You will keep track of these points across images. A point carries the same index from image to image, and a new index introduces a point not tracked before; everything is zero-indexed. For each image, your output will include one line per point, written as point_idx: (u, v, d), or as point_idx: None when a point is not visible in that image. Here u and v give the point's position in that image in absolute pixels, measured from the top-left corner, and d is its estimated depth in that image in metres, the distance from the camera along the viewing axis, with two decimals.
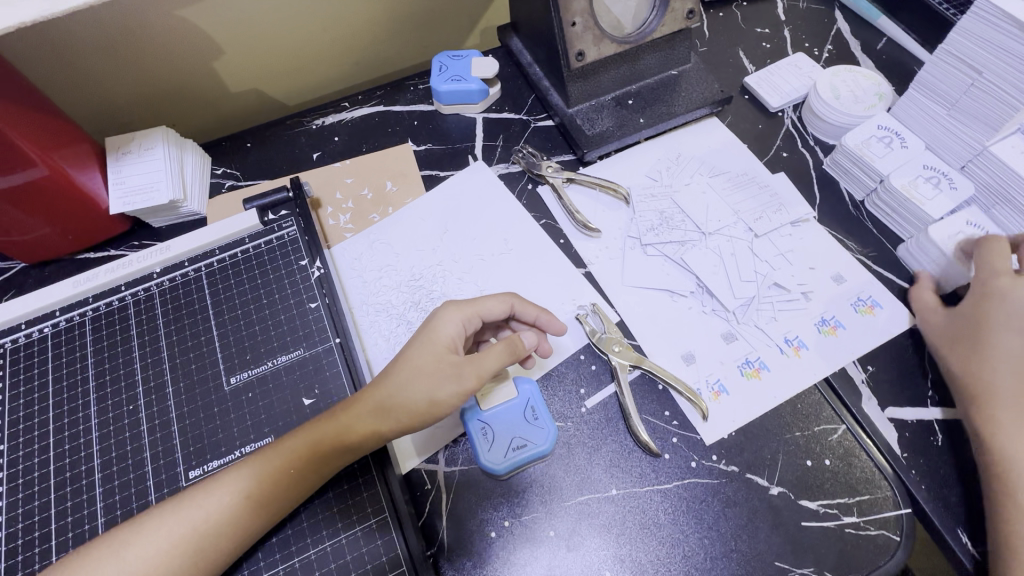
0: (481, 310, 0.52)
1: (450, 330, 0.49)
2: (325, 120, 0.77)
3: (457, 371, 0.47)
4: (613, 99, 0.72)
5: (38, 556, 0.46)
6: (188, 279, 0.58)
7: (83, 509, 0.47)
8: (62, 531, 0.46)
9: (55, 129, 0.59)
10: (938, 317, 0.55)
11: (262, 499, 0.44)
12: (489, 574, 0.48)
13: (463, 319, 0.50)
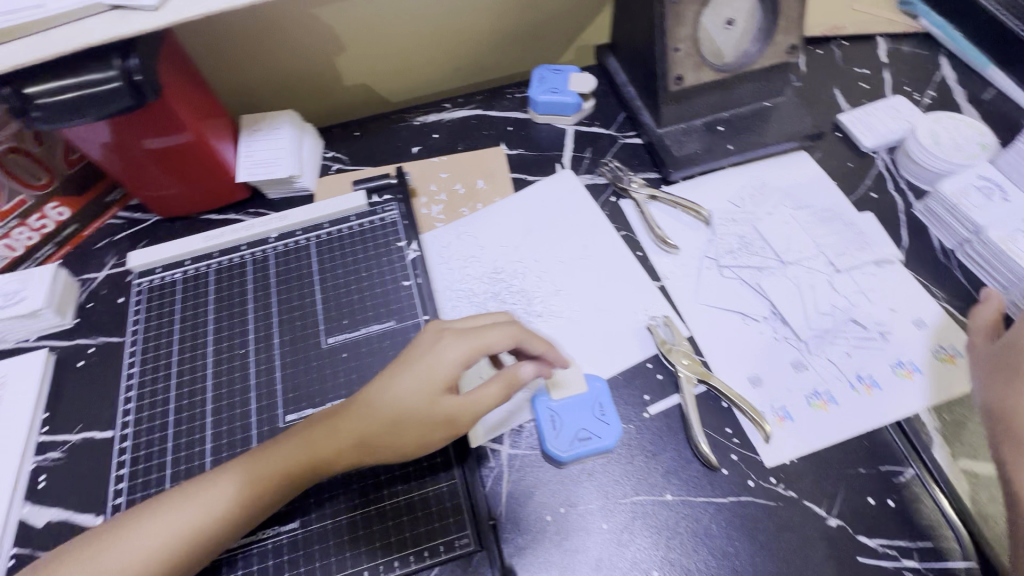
0: (489, 344, 0.50)
1: (453, 365, 0.49)
2: (426, 117, 0.84)
3: (454, 410, 0.48)
4: (703, 124, 0.74)
5: (156, 467, 0.53)
6: (299, 246, 0.64)
7: (196, 433, 0.54)
8: (178, 449, 0.53)
9: (207, 103, 0.68)
10: (982, 352, 0.54)
11: (261, 502, 0.47)
12: (543, 554, 0.51)
13: (467, 355, 0.49)
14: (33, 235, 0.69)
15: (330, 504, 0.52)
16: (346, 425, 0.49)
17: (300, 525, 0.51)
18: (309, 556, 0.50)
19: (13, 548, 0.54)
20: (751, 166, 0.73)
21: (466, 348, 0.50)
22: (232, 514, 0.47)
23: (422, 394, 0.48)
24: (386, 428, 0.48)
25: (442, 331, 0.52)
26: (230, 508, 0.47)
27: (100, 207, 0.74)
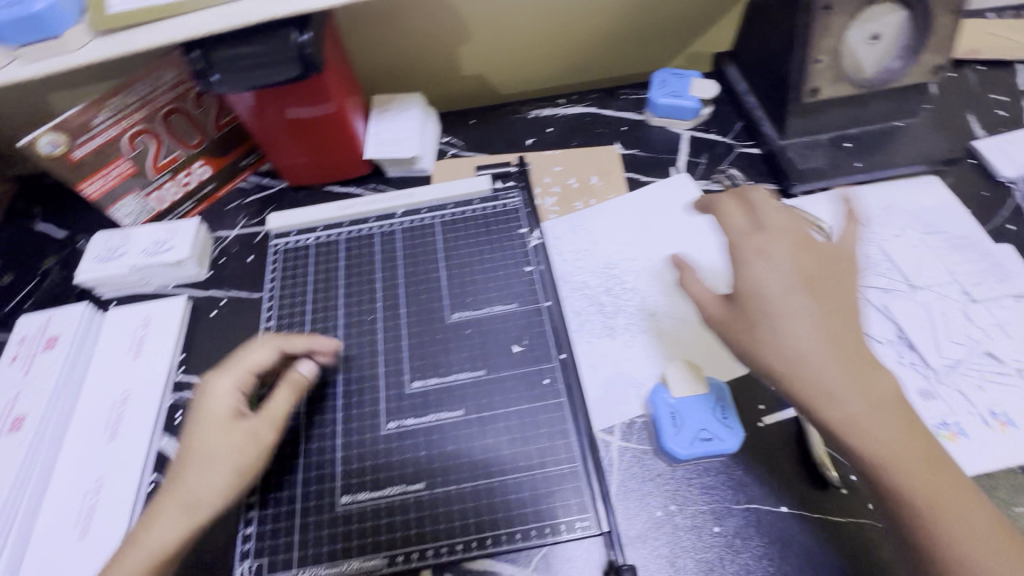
0: (251, 364, 0.52)
1: (227, 396, 0.50)
2: (541, 111, 0.85)
3: (247, 432, 0.49)
4: (829, 139, 0.73)
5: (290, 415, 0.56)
6: (425, 223, 0.67)
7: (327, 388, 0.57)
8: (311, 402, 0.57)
9: (350, 81, 0.72)
10: (718, 310, 0.50)
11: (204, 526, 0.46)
12: (653, 552, 0.50)
13: (234, 383, 0.51)
14: (179, 191, 0.74)
15: (453, 471, 0.51)
16: (197, 444, 0.48)
17: (422, 488, 0.50)
18: (425, 521, 0.49)
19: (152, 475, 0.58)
20: (877, 186, 0.71)
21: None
22: (188, 501, 0.46)
23: (216, 426, 0.48)
24: (225, 429, 0.48)
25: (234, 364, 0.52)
26: (189, 494, 0.46)
27: (235, 171, 0.78)
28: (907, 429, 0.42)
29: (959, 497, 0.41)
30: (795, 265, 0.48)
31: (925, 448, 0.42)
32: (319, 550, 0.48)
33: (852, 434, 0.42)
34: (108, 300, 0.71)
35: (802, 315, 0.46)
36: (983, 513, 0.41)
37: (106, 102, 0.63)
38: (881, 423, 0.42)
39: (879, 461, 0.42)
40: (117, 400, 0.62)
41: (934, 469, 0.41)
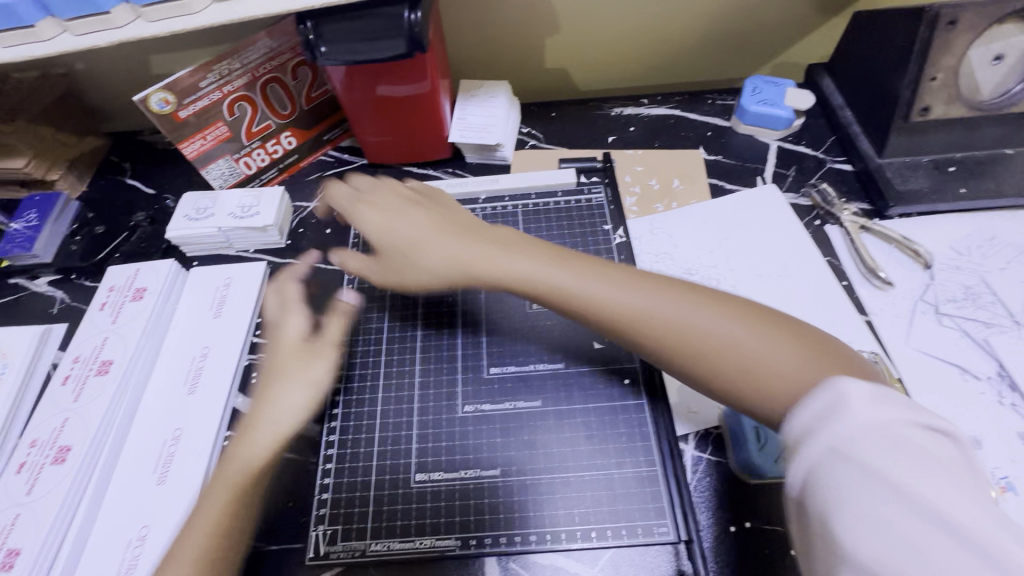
0: (294, 299, 0.59)
1: (300, 317, 0.56)
2: (623, 110, 0.84)
3: (313, 357, 0.54)
4: (931, 161, 0.70)
5: (368, 388, 0.57)
6: (507, 211, 0.67)
7: (406, 364, 0.58)
8: (388, 376, 0.57)
9: (444, 65, 0.73)
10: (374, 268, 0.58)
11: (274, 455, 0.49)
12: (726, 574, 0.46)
13: (302, 316, 0.57)
14: (266, 159, 0.76)
15: (527, 461, 0.51)
16: (273, 367, 0.53)
17: (496, 474, 0.51)
18: (498, 507, 0.50)
19: (226, 432, 0.60)
20: (980, 215, 0.68)
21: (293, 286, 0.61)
22: (287, 409, 0.51)
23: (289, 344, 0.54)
24: (303, 352, 0.54)
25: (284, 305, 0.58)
26: (283, 405, 0.51)
27: (318, 143, 0.80)
28: (638, 284, 0.48)
29: (759, 329, 0.44)
30: (399, 200, 0.62)
31: (732, 312, 0.45)
32: (392, 524, 0.49)
33: (651, 336, 0.46)
34: (191, 259, 0.73)
35: (525, 262, 0.52)
36: (771, 337, 0.43)
37: (214, 65, 0.64)
38: (626, 294, 0.48)
39: (728, 350, 0.43)
40: (197, 355, 0.64)
41: (749, 325, 0.44)
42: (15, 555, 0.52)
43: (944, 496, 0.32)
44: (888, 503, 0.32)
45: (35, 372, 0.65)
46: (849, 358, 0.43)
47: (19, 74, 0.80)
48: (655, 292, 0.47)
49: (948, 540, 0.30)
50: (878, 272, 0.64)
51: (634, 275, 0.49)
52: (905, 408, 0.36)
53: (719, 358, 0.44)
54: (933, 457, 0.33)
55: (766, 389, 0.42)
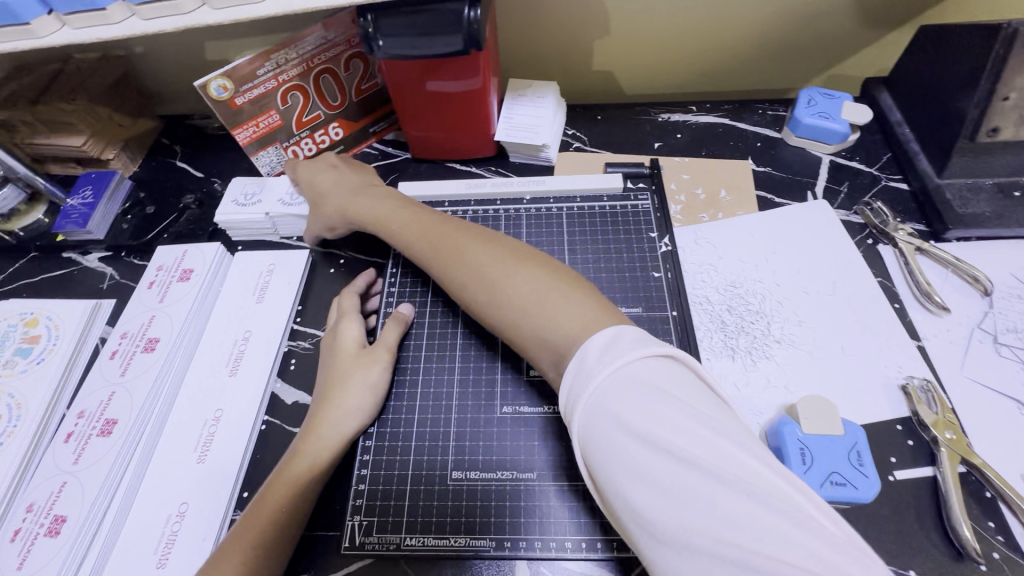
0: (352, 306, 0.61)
1: (354, 325, 0.59)
2: (670, 116, 0.83)
3: (372, 357, 0.56)
4: (995, 184, 0.67)
5: (407, 381, 0.57)
6: (551, 213, 0.67)
7: (445, 360, 0.58)
8: (428, 372, 0.58)
9: (494, 63, 0.73)
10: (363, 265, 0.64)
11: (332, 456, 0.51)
12: None
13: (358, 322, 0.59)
14: (313, 148, 0.77)
15: (564, 466, 0.51)
16: (334, 373, 0.55)
17: (532, 477, 0.51)
18: (533, 510, 0.49)
19: (264, 416, 0.61)
20: None
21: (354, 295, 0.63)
22: (351, 410, 0.53)
23: (350, 349, 0.57)
24: (360, 357, 0.56)
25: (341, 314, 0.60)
26: (349, 407, 0.53)
27: (363, 135, 0.81)
28: (486, 244, 0.54)
29: (548, 278, 0.48)
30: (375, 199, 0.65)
31: (525, 261, 0.51)
32: (427, 520, 0.49)
33: (464, 266, 0.53)
34: (236, 243, 0.74)
35: (459, 241, 0.56)
36: (501, 259, 0.52)
37: (272, 54, 0.65)
38: (475, 252, 0.53)
39: (493, 275, 0.51)
40: (239, 338, 0.65)
41: (592, 311, 0.44)
42: (61, 521, 0.54)
43: (693, 443, 0.33)
44: (629, 446, 0.35)
45: (85, 344, 0.67)
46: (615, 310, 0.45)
47: (80, 55, 0.83)
48: (494, 248, 0.53)
49: (710, 486, 0.32)
50: (934, 297, 0.61)
51: (501, 245, 0.54)
52: (637, 345, 0.38)
53: (529, 320, 0.47)
54: (671, 395, 0.36)
55: (531, 316, 0.47)
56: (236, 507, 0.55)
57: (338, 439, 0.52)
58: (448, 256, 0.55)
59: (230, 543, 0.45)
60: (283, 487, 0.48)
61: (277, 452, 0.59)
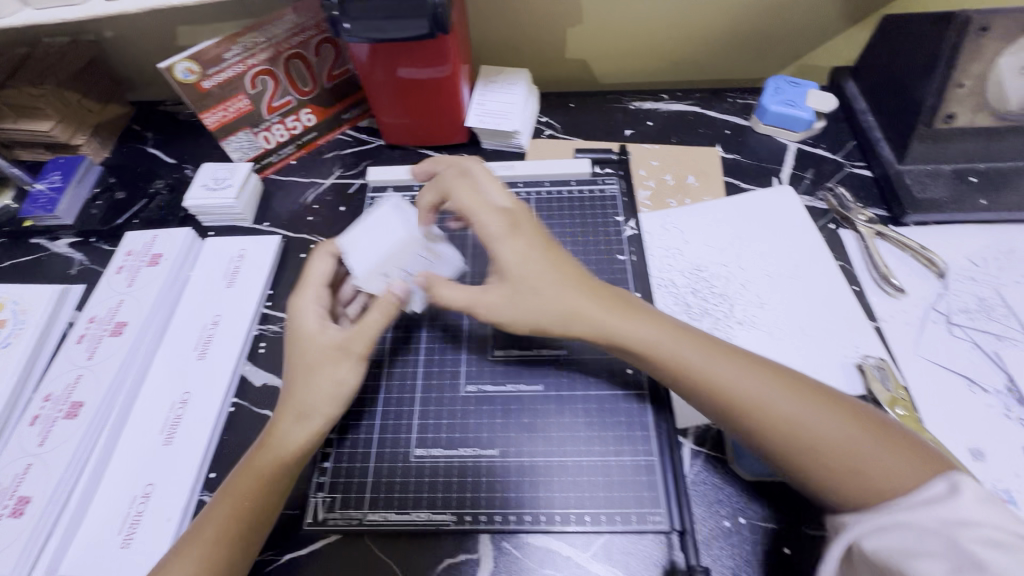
0: (314, 276, 0.56)
1: (311, 307, 0.53)
2: (642, 104, 0.84)
3: (342, 351, 0.51)
4: (953, 170, 0.69)
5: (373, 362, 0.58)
6: (519, 197, 0.69)
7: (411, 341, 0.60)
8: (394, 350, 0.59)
9: (466, 50, 0.73)
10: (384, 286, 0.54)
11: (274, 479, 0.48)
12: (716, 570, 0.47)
13: (311, 295, 0.55)
14: (284, 134, 0.77)
15: (527, 443, 0.52)
16: (298, 362, 0.52)
17: (495, 454, 0.52)
18: (494, 486, 0.50)
19: (232, 399, 0.61)
20: (1000, 227, 0.66)
21: (326, 257, 0.57)
22: (304, 410, 0.50)
23: (316, 345, 0.52)
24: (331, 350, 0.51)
25: (302, 288, 0.55)
26: (303, 403, 0.50)
27: (337, 122, 0.81)
28: (671, 331, 0.51)
29: (834, 415, 0.44)
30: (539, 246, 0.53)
31: (790, 388, 0.46)
32: (389, 497, 0.50)
33: (719, 391, 0.47)
34: (207, 228, 0.74)
35: (583, 296, 0.52)
36: (776, 376, 0.47)
37: (239, 37, 0.65)
38: (686, 351, 0.49)
39: (756, 403, 0.45)
40: (208, 323, 0.65)
41: (849, 423, 0.44)
42: (26, 502, 0.54)
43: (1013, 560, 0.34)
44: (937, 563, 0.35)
45: (53, 329, 0.66)
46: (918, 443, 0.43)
47: (48, 39, 0.82)
48: (712, 350, 0.49)
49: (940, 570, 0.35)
50: (890, 279, 0.63)
51: (689, 335, 0.50)
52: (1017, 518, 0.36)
53: (795, 436, 0.44)
54: (923, 497, 0.38)
55: (860, 478, 0.41)
56: (203, 488, 0.56)
57: (295, 447, 0.49)
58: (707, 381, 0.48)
59: (182, 551, 0.44)
60: (239, 490, 0.47)
61: (245, 433, 0.59)
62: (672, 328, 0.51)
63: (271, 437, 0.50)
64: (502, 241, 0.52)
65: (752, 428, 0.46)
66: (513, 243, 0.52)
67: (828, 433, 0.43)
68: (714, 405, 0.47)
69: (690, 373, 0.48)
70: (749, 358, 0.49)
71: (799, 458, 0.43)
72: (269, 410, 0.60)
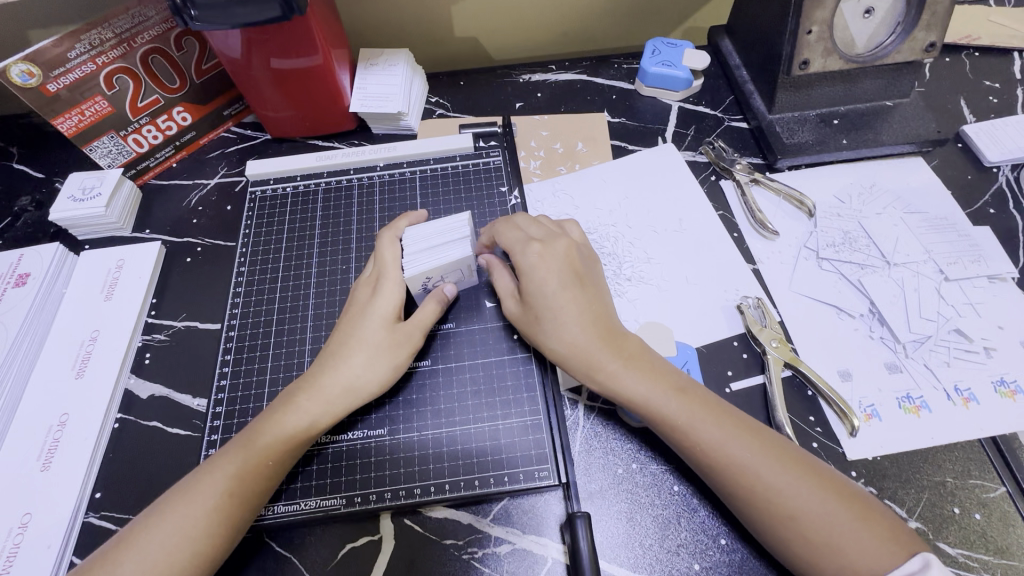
0: (393, 259, 0.56)
1: (398, 295, 0.55)
2: (531, 76, 0.84)
3: (405, 336, 0.54)
4: (817, 115, 0.72)
5: (260, 359, 0.60)
6: (405, 177, 0.71)
7: (297, 334, 0.61)
8: (278, 346, 0.60)
9: (334, 29, 0.70)
10: (364, 282, 0.57)
11: (261, 475, 0.48)
12: (611, 519, 0.50)
13: (398, 284, 0.55)
14: (158, 136, 0.73)
15: (414, 420, 0.54)
16: (360, 336, 0.53)
17: (383, 434, 0.53)
18: (384, 466, 0.52)
19: (118, 414, 0.58)
20: (861, 164, 0.71)
21: (394, 240, 0.58)
22: (350, 388, 0.51)
23: (379, 325, 0.53)
24: (392, 331, 0.54)
25: (382, 274, 0.56)
26: (353, 376, 0.52)
27: (218, 119, 0.78)
28: (650, 377, 0.50)
29: (809, 479, 0.45)
30: (564, 276, 0.53)
31: (767, 446, 0.46)
32: (279, 490, 0.51)
33: (695, 447, 0.47)
34: (82, 242, 0.70)
35: (568, 331, 0.52)
36: (733, 425, 0.47)
37: (82, 34, 0.61)
38: (660, 403, 0.49)
39: (721, 455, 0.46)
40: (85, 339, 0.61)
41: (822, 491, 0.44)
42: None
43: None
44: None
45: None
46: (874, 507, 0.44)
47: None
48: (687, 400, 0.49)
49: None
50: (766, 223, 0.66)
51: (673, 383, 0.50)
52: None
53: (775, 495, 0.44)
54: None
55: (805, 536, 0.43)
56: (88, 509, 0.53)
57: (330, 417, 0.51)
58: (683, 430, 0.48)
59: (203, 477, 0.47)
60: (268, 439, 0.49)
61: (132, 447, 0.57)
62: (640, 362, 0.51)
63: (278, 415, 0.50)
64: (533, 265, 0.54)
65: (728, 485, 0.46)
66: (546, 277, 0.53)
67: (784, 488, 0.44)
68: (683, 448, 0.48)
69: (650, 405, 0.49)
70: (724, 412, 0.48)
71: (749, 506, 0.45)
72: (157, 421, 0.58)
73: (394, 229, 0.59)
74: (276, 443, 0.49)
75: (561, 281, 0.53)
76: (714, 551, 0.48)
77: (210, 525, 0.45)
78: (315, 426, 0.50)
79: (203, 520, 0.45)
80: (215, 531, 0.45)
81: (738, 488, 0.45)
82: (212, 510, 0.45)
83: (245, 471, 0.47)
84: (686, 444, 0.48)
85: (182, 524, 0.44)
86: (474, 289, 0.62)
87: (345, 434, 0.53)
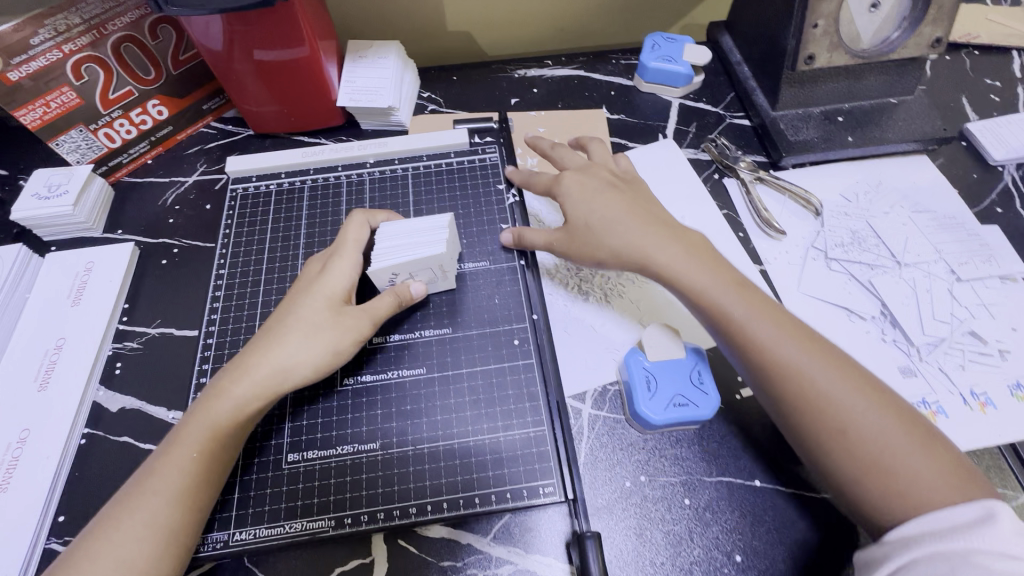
0: (353, 241, 0.54)
1: (349, 276, 0.52)
2: (527, 72, 0.81)
3: (348, 318, 0.50)
4: (822, 112, 0.70)
5: None
6: (397, 173, 0.67)
7: None
8: None
9: (322, 20, 0.67)
10: (317, 262, 0.54)
11: (202, 475, 0.44)
12: (620, 537, 0.46)
13: (352, 268, 0.53)
14: (131, 130, 0.69)
15: (409, 433, 0.50)
16: (299, 312, 0.50)
17: (376, 449, 0.50)
18: (377, 483, 0.48)
19: (85, 429, 0.54)
20: (868, 162, 0.69)
21: (365, 226, 0.56)
22: (275, 369, 0.47)
23: (322, 303, 0.50)
24: (334, 312, 0.50)
25: (336, 252, 0.53)
26: (282, 356, 0.48)
27: (197, 114, 0.74)
28: (706, 269, 0.50)
29: (868, 394, 0.42)
30: (605, 186, 0.56)
31: (825, 354, 0.44)
32: (260, 512, 0.47)
33: (746, 343, 0.46)
34: (48, 243, 0.65)
35: (617, 226, 0.53)
36: (791, 330, 0.46)
37: (47, 18, 0.57)
38: (716, 296, 0.48)
39: (771, 354, 0.45)
40: (50, 348, 0.57)
41: (878, 405, 0.42)
42: None
43: None
44: None
45: None
46: (935, 437, 0.41)
47: None
48: (746, 297, 0.48)
49: None
50: (772, 222, 0.63)
51: (734, 280, 0.50)
52: None
53: (827, 402, 0.42)
54: None
55: (849, 444, 0.41)
56: (50, 534, 0.49)
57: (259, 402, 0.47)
58: (735, 327, 0.47)
59: (136, 490, 0.43)
60: (200, 435, 0.45)
61: (100, 465, 0.52)
62: (696, 258, 0.51)
63: (207, 406, 0.46)
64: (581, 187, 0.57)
65: (780, 384, 0.44)
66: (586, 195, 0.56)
67: (840, 398, 0.42)
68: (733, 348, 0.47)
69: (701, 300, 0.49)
70: (784, 316, 0.47)
71: (794, 411, 0.43)
72: (127, 436, 0.54)
73: (368, 215, 0.57)
74: (208, 437, 0.45)
75: (601, 192, 0.56)
76: (729, 568, 0.45)
77: (156, 539, 0.41)
78: (242, 411, 0.46)
79: (147, 534, 0.41)
80: (163, 544, 0.41)
81: (786, 390, 0.44)
82: (156, 522, 0.42)
83: (182, 475, 0.44)
84: (735, 345, 0.47)
85: (126, 537, 0.41)
86: (470, 292, 0.58)
87: (336, 451, 0.49)
